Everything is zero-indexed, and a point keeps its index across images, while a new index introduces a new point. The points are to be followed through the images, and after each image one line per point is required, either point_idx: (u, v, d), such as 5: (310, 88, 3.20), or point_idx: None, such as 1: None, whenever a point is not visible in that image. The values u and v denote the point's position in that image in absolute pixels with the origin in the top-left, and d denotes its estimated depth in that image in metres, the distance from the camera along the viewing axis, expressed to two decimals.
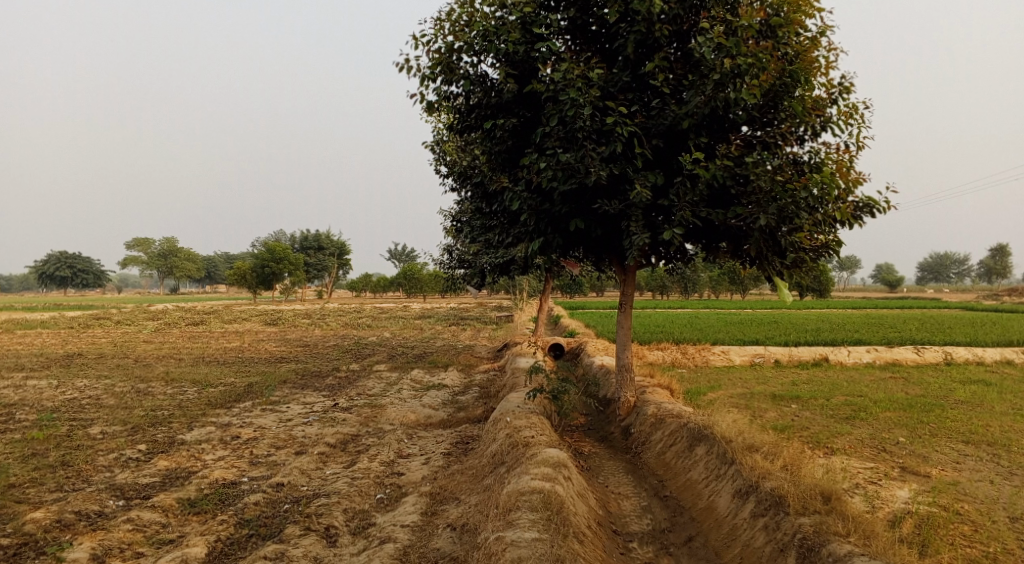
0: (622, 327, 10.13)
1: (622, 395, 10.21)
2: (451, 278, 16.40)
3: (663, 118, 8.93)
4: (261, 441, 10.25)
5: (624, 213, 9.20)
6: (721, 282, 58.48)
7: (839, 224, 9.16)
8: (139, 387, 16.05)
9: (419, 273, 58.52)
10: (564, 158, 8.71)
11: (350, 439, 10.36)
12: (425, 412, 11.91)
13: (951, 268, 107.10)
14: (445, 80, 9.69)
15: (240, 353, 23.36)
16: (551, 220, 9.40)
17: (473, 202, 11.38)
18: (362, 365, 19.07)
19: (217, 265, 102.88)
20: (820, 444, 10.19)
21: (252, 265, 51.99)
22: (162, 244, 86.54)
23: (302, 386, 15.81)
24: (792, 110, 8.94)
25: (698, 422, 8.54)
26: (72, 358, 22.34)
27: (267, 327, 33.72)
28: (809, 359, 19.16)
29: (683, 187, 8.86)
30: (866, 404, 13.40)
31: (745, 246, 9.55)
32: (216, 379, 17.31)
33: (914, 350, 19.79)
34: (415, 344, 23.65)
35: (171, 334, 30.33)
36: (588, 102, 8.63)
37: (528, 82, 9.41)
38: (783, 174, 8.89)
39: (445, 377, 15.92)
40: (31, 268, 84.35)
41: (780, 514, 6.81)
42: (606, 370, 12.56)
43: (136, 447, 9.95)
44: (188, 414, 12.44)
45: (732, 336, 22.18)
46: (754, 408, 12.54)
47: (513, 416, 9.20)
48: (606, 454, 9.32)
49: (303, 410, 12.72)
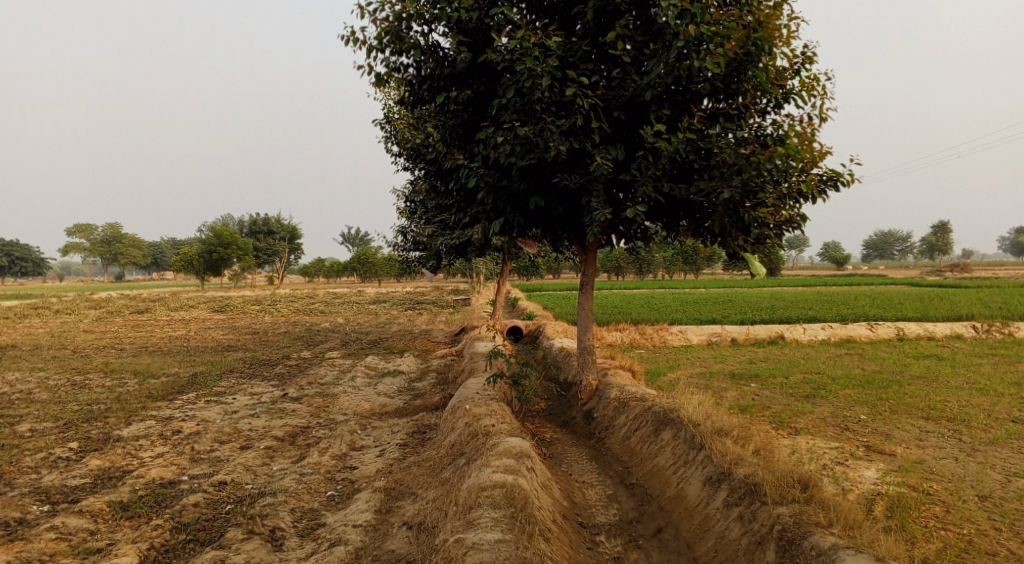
0: (583, 308, 9.79)
1: (584, 378, 9.89)
2: (406, 261, 15.87)
3: (623, 89, 8.59)
4: (204, 436, 9.67)
5: (584, 188, 8.82)
6: (675, 261, 58.76)
7: (804, 198, 8.93)
8: (76, 380, 15.24)
9: (373, 257, 57.58)
10: (522, 131, 8.27)
11: (299, 432, 9.84)
12: (379, 400, 11.45)
13: (894, 246, 109.85)
14: (395, 51, 9.14)
15: (185, 342, 22.50)
16: (509, 197, 8.98)
17: (426, 181, 10.88)
18: (313, 352, 18.45)
19: (164, 252, 100.28)
20: (784, 423, 10.02)
21: (200, 251, 50.53)
22: (105, 230, 83.97)
23: (250, 376, 15.19)
24: (755, 81, 8.62)
25: (664, 405, 8.26)
26: (4, 350, 21.23)
27: (215, 314, 32.72)
28: (765, 338, 19.13)
29: (645, 162, 8.51)
30: (826, 381, 13.33)
31: (707, 223, 9.26)
32: (159, 369, 16.55)
33: (867, 326, 19.90)
34: (369, 330, 23.05)
35: (113, 324, 29.19)
36: (547, 72, 8.20)
37: (482, 51, 8.92)
38: (748, 147, 8.60)
39: (401, 363, 15.44)
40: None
41: (756, 503, 6.55)
42: (567, 353, 12.24)
43: (66, 446, 9.29)
44: (127, 408, 11.77)
45: (688, 316, 22.08)
46: (715, 388, 12.35)
47: (471, 403, 8.81)
48: (569, 440, 9.00)
49: (250, 401, 12.15)
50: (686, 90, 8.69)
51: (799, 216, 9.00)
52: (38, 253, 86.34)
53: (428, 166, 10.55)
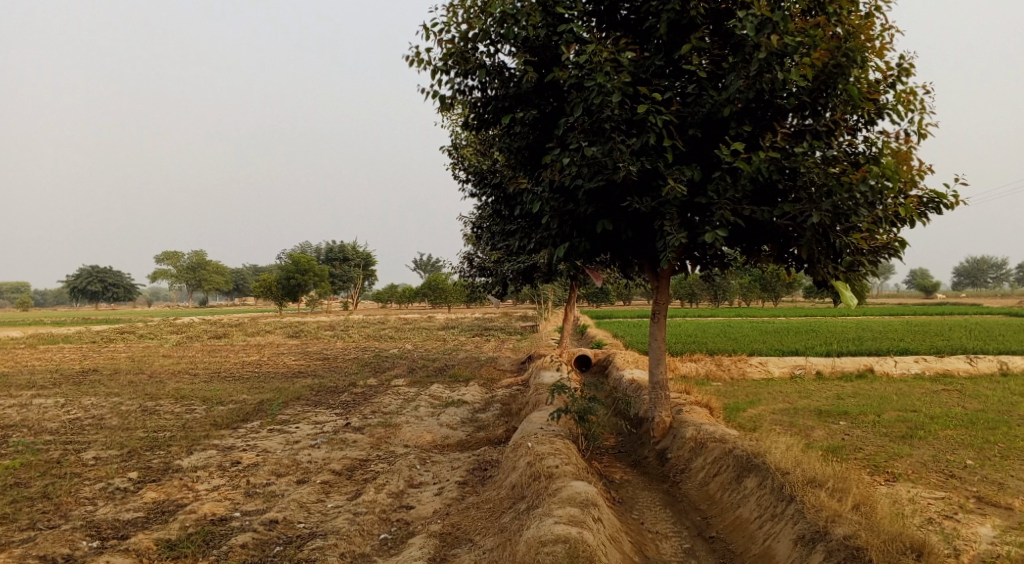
0: (655, 340, 9.16)
1: (657, 415, 9.24)
2: (473, 288, 15.51)
3: (699, 105, 7.93)
4: (262, 468, 9.40)
5: (657, 211, 8.22)
6: (752, 289, 56.97)
7: (902, 222, 8.13)
8: (147, 406, 15.35)
9: (445, 283, 57.82)
10: (590, 152, 7.77)
11: (358, 465, 9.47)
12: (442, 432, 11.04)
13: (987, 273, 104.43)
14: (460, 73, 8.80)
15: (257, 367, 22.65)
16: (575, 221, 8.46)
17: (492, 207, 10.46)
18: (379, 379, 18.24)
19: (245, 278, 103.45)
20: (880, 468, 9.13)
21: (278, 277, 51.59)
22: (191, 258, 87.21)
23: (315, 403, 15.00)
24: (845, 95, 7.92)
25: (747, 449, 7.56)
26: (86, 374, 21.77)
27: (289, 339, 33.10)
28: (853, 371, 17.96)
29: (722, 182, 7.88)
30: (924, 420, 12.27)
31: (794, 250, 8.52)
32: (228, 395, 16.57)
33: (966, 360, 18.50)
34: (437, 356, 22.80)
35: (192, 348, 29.82)
36: (617, 88, 7.69)
37: (550, 70, 8.49)
38: (837, 166, 7.88)
39: (466, 392, 15.02)
40: (64, 284, 85.43)
41: None
42: (638, 387, 11.60)
43: (126, 476, 9.15)
44: (190, 436, 11.66)
45: (768, 346, 21.03)
46: (800, 426, 11.48)
47: (535, 440, 8.28)
48: (641, 483, 8.35)
49: (312, 430, 11.89)
50: (768, 105, 8.03)
51: (896, 241, 8.18)
52: (129, 279, 90.25)
53: (493, 191, 10.13)
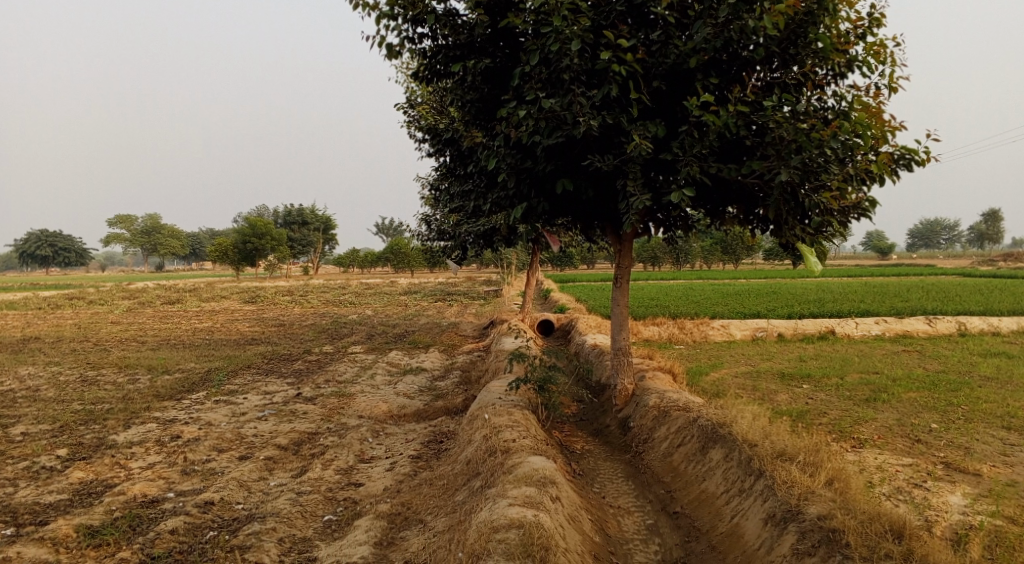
0: (617, 305, 8.76)
1: (618, 382, 8.88)
2: (431, 251, 14.94)
3: (664, 56, 7.43)
4: (203, 443, 8.84)
5: (619, 169, 7.73)
6: (713, 251, 57.07)
7: (872, 180, 7.71)
8: (88, 376, 14.60)
9: (406, 248, 56.97)
10: (547, 104, 7.23)
11: (306, 439, 8.97)
12: (398, 401, 10.56)
13: (941, 235, 106.50)
14: (408, 19, 8.14)
15: (209, 335, 21.86)
16: (533, 180, 7.92)
17: (447, 165, 9.85)
18: (336, 346, 17.64)
19: (202, 241, 101.47)
20: (845, 433, 8.90)
21: (233, 241, 50.19)
22: (145, 221, 85.04)
23: (267, 372, 14.40)
24: (816, 46, 7.47)
25: (711, 418, 7.23)
26: (27, 342, 20.79)
27: (244, 304, 32.18)
28: (814, 333, 17.85)
29: (689, 137, 7.41)
30: (886, 382, 12.12)
31: (760, 210, 8.12)
32: (175, 364, 15.87)
33: (925, 321, 18.51)
34: (396, 322, 22.26)
35: (142, 315, 28.79)
36: (577, 35, 7.12)
37: (504, 17, 7.89)
38: (808, 121, 7.46)
39: (425, 359, 14.55)
40: (12, 248, 82.73)
41: (837, 555, 5.51)
42: (600, 353, 11.23)
43: (53, 453, 8.54)
44: (130, 408, 11.02)
45: (730, 309, 20.85)
46: (763, 390, 11.24)
47: (492, 412, 7.85)
48: (602, 453, 8.01)
49: (261, 401, 11.33)
50: (733, 59, 7.55)
51: (868, 201, 7.77)
52: (80, 243, 87.77)
53: (448, 149, 9.52)
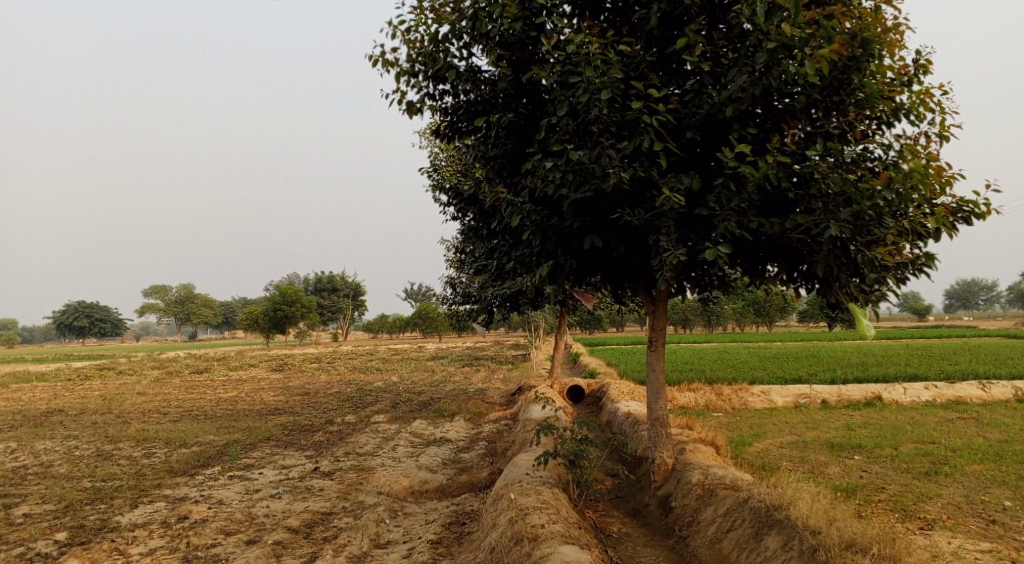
0: (653, 371, 8.14)
1: (656, 456, 8.17)
2: (456, 316, 14.44)
3: (698, 106, 6.95)
4: (210, 525, 8.25)
5: (652, 224, 7.19)
6: (745, 314, 55.98)
7: (930, 235, 7.01)
8: (104, 450, 14.14)
9: (435, 313, 56.65)
10: (575, 157, 6.78)
11: (319, 520, 8.35)
12: (420, 475, 9.91)
13: (980, 295, 104.11)
14: (428, 76, 7.82)
15: (232, 404, 21.39)
16: (560, 237, 7.40)
17: (470, 225, 9.40)
18: (359, 415, 17.02)
19: (234, 310, 102.40)
20: (909, 512, 8.07)
21: (264, 309, 50.24)
22: (180, 290, 86.22)
23: (285, 445, 13.81)
24: (861, 94, 6.96)
25: (765, 499, 6.54)
26: (50, 415, 20.47)
27: (272, 373, 31.79)
28: (860, 399, 16.91)
29: (726, 190, 6.87)
30: (946, 453, 11.19)
31: (805, 267, 7.49)
32: (193, 436, 15.36)
33: (979, 385, 17.48)
34: (422, 389, 21.64)
35: (168, 385, 28.47)
36: (607, 85, 6.71)
37: (528, 70, 7.52)
38: (857, 172, 6.89)
39: (450, 429, 13.88)
40: (51, 320, 84.12)
41: None
42: (635, 423, 10.52)
43: (51, 537, 8.01)
44: (139, 485, 10.48)
45: (769, 374, 19.95)
46: (812, 463, 10.40)
47: (518, 491, 7.20)
48: (641, 537, 7.30)
49: (276, 477, 10.74)
50: (769, 110, 7.14)
51: (924, 256, 6.99)
52: (116, 314, 89.04)
53: (471, 207, 9.08)
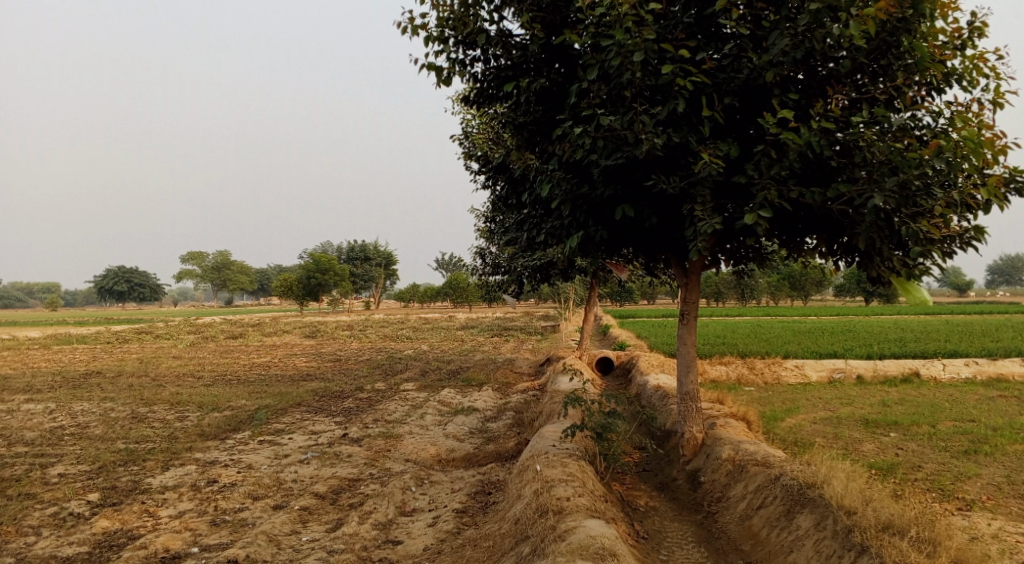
0: (684, 344, 7.98)
1: (687, 431, 8.03)
2: (486, 286, 14.33)
3: (737, 70, 6.67)
4: (238, 489, 8.31)
5: (686, 193, 6.97)
6: (780, 287, 55.16)
7: (980, 206, 6.69)
8: (139, 413, 14.36)
9: (466, 282, 56.71)
10: (607, 122, 6.56)
11: (345, 487, 8.36)
12: (447, 444, 9.88)
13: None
14: (458, 41, 7.60)
15: (265, 370, 21.61)
16: (591, 206, 7.21)
17: (500, 194, 9.23)
18: (388, 383, 17.06)
19: (269, 277, 103.67)
20: (947, 493, 7.84)
21: (298, 276, 50.69)
22: (216, 257, 87.46)
23: (316, 411, 13.91)
24: (910, 58, 6.63)
25: (798, 477, 6.38)
26: (88, 377, 20.87)
27: (304, 340, 32.09)
28: (897, 375, 16.54)
29: (765, 158, 6.62)
30: (986, 432, 10.88)
31: (846, 239, 7.23)
32: (225, 401, 15.52)
33: (1022, 364, 16.98)
34: (452, 358, 21.66)
35: (204, 350, 28.87)
36: (641, 46, 6.46)
37: (560, 34, 7.28)
38: (904, 139, 6.57)
39: (478, 398, 13.84)
40: (92, 284, 85.89)
41: None
42: (666, 396, 10.37)
43: (84, 498, 8.14)
44: (171, 448, 10.61)
45: (804, 348, 19.60)
46: (847, 440, 10.16)
47: (545, 462, 7.11)
48: (669, 512, 7.19)
49: (305, 443, 10.79)
50: (812, 76, 6.84)
51: (973, 229, 6.68)
52: (155, 279, 90.68)
53: (501, 176, 8.90)
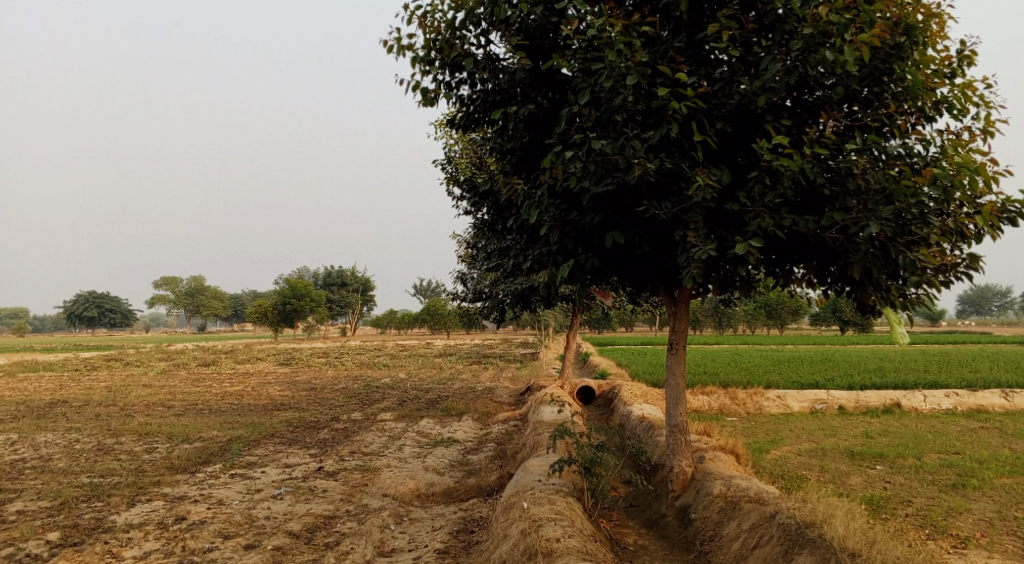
0: (673, 375, 7.79)
1: (677, 465, 7.81)
2: (467, 314, 14.08)
3: (728, 96, 6.57)
4: (208, 527, 7.92)
5: (677, 220, 6.82)
6: (756, 316, 55.39)
7: (975, 234, 6.58)
8: (105, 444, 13.84)
9: (444, 309, 56.33)
10: (597, 147, 6.41)
11: (321, 524, 8.01)
12: (427, 478, 9.56)
13: (993, 301, 103.12)
14: (444, 64, 7.44)
15: (238, 399, 21.08)
16: (579, 233, 7.03)
17: (484, 220, 9.04)
18: (365, 413, 16.67)
19: (244, 302, 102.44)
20: (940, 528, 7.67)
21: (273, 302, 50.00)
22: (189, 281, 86.30)
23: (290, 442, 13.48)
24: (902, 85, 6.57)
25: (795, 515, 6.20)
26: (53, 406, 20.19)
27: (279, 367, 31.49)
28: (879, 406, 16.45)
29: (758, 185, 6.50)
30: (972, 464, 10.77)
31: (837, 269, 7.11)
32: (196, 431, 15.04)
33: (1001, 394, 16.99)
34: (430, 387, 21.28)
35: (175, 377, 28.22)
36: (632, 70, 6.33)
37: (549, 58, 7.15)
38: (898, 166, 6.48)
39: (457, 429, 13.51)
40: (62, 309, 84.25)
41: None
42: (651, 428, 10.15)
43: (43, 537, 7.71)
44: (138, 482, 10.16)
45: (785, 378, 19.50)
46: (834, 473, 9.98)
47: (531, 499, 6.85)
48: (660, 551, 6.95)
49: (279, 476, 10.40)
50: (803, 103, 6.76)
51: (968, 257, 6.57)
52: (126, 304, 89.18)
53: (486, 202, 8.71)
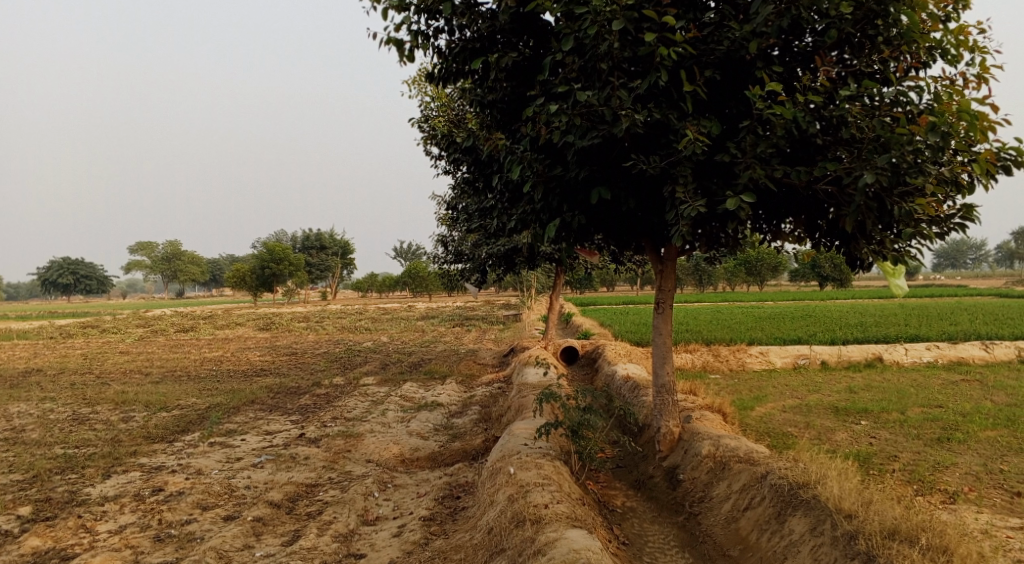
0: (660, 333, 7.61)
1: (664, 425, 7.67)
2: (448, 276, 13.81)
3: (718, 42, 6.27)
4: (185, 498, 7.71)
5: (665, 174, 6.57)
6: (737, 273, 55.52)
7: (970, 183, 6.39)
8: (80, 414, 13.52)
9: (425, 271, 55.95)
10: (583, 98, 6.11)
11: (303, 493, 7.83)
12: (411, 442, 9.38)
13: (967, 254, 104.30)
14: (420, 12, 7.06)
15: (217, 365, 20.76)
16: (564, 190, 6.75)
17: (465, 178, 8.71)
18: (347, 377, 16.44)
19: (221, 267, 101.30)
20: (928, 483, 7.62)
21: (251, 267, 49.34)
22: (165, 246, 85.03)
23: (270, 408, 13.25)
24: (897, 29, 6.30)
25: (787, 476, 6.13)
26: (27, 376, 19.76)
27: (258, 332, 31.10)
28: (861, 360, 16.48)
29: (749, 136, 6.26)
30: (956, 417, 10.76)
31: (826, 223, 6.92)
32: (174, 400, 14.74)
33: (981, 347, 17.07)
34: (412, 350, 21.04)
35: (153, 344, 27.81)
36: (619, 15, 6.01)
37: (530, 4, 6.80)
38: (894, 113, 6.23)
39: (441, 392, 13.34)
40: (36, 277, 82.87)
41: None
42: (637, 388, 10.02)
43: (14, 512, 7.46)
44: (113, 453, 9.90)
45: (767, 334, 19.49)
46: (819, 429, 9.91)
47: (518, 463, 6.69)
48: (649, 512, 6.85)
49: (259, 444, 10.18)
50: (795, 49, 6.48)
51: (963, 208, 6.40)
52: (101, 271, 87.87)
53: (465, 160, 8.38)
